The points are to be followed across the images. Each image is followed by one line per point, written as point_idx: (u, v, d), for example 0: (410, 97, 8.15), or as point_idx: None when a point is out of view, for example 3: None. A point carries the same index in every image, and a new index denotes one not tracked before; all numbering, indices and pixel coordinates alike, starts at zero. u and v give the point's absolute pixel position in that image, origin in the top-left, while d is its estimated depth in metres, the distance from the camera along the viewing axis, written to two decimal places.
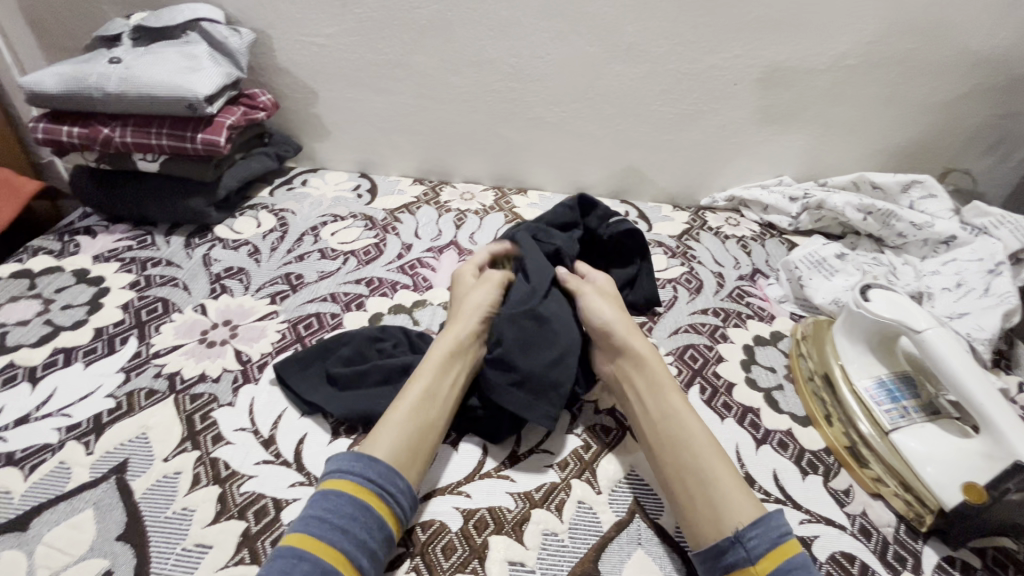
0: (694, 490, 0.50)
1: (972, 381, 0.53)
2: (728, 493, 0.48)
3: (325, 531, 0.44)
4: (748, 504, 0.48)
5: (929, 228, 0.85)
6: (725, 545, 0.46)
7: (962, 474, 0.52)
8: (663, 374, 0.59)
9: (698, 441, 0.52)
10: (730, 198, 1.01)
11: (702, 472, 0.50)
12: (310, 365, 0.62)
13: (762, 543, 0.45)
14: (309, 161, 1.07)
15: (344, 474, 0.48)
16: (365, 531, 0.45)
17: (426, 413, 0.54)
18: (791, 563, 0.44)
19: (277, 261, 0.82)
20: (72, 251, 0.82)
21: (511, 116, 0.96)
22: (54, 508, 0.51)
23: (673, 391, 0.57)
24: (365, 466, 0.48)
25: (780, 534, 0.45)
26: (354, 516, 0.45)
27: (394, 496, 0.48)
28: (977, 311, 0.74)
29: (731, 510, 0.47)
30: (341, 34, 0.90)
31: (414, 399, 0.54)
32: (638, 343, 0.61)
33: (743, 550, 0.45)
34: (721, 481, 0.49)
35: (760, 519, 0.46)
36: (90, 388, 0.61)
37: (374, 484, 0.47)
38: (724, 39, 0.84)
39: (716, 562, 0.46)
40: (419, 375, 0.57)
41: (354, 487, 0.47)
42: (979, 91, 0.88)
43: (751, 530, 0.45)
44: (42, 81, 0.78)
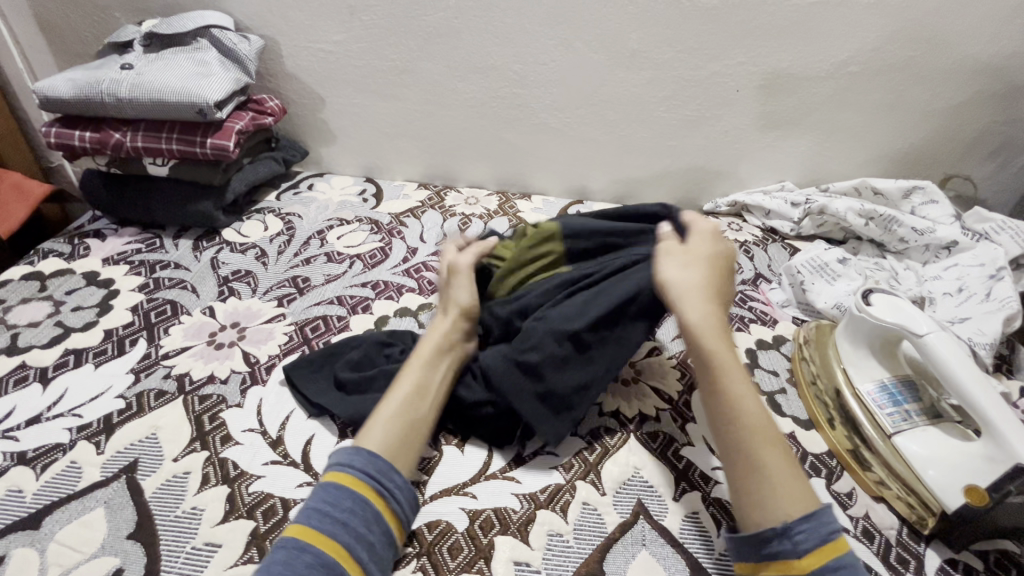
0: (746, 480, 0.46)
1: (973, 384, 0.53)
2: (781, 486, 0.45)
3: (326, 525, 0.45)
4: (796, 496, 0.45)
5: (931, 233, 0.86)
6: (769, 535, 0.44)
7: (965, 477, 0.52)
8: (717, 345, 0.51)
9: (756, 428, 0.48)
10: (733, 203, 1.01)
11: (755, 460, 0.46)
12: (319, 368, 0.63)
13: (812, 538, 0.43)
14: (316, 165, 1.08)
15: (345, 468, 0.49)
16: (364, 525, 0.46)
17: (416, 411, 0.54)
18: (838, 562, 0.42)
19: (284, 264, 0.83)
20: (82, 254, 0.83)
21: (515, 122, 0.97)
22: (65, 507, 0.51)
23: (729, 365, 0.51)
24: (364, 462, 0.49)
25: (829, 531, 0.43)
26: (354, 511, 0.46)
27: (391, 492, 0.49)
28: (978, 316, 0.75)
29: (775, 502, 0.45)
30: (349, 40, 0.91)
31: (405, 397, 0.55)
32: (696, 308, 0.53)
33: (790, 541, 0.43)
34: (776, 471, 0.46)
35: (812, 514, 0.44)
36: (101, 389, 0.62)
37: (372, 480, 0.48)
38: (726, 47, 0.86)
39: (756, 549, 0.44)
40: (409, 369, 0.57)
41: (353, 481, 0.48)
42: (980, 97, 0.89)
43: (801, 524, 0.43)
44: (56, 87, 0.80)
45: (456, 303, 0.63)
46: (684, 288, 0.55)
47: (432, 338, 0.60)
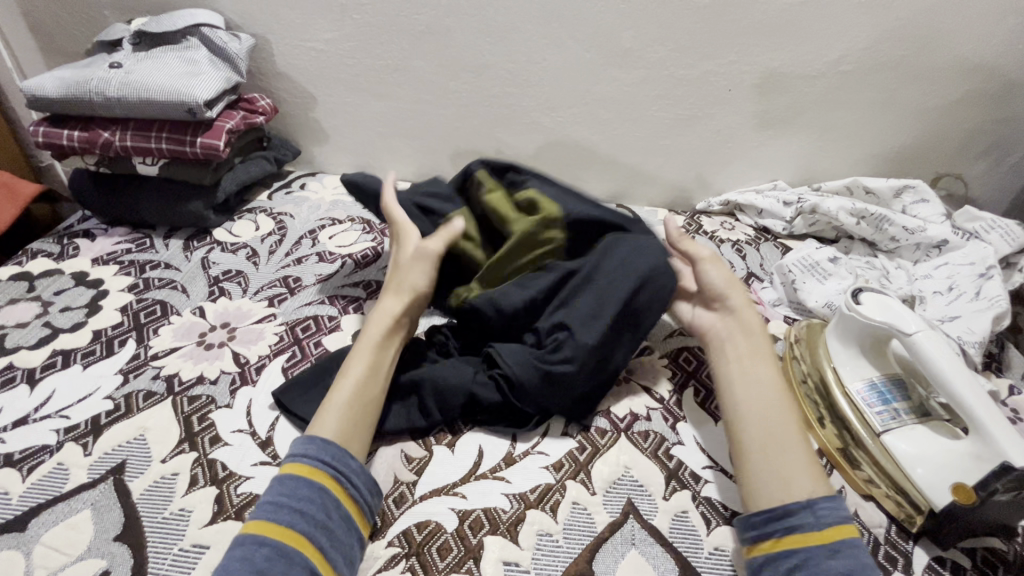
0: (774, 456, 0.50)
1: (960, 384, 0.54)
2: (807, 464, 0.50)
3: (282, 515, 0.46)
4: (817, 477, 0.49)
5: (922, 232, 0.86)
6: (796, 507, 0.47)
7: (952, 475, 0.52)
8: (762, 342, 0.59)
9: (787, 410, 0.53)
10: (725, 202, 1.01)
11: (786, 438, 0.51)
12: (310, 387, 0.60)
13: (831, 514, 0.46)
14: (309, 164, 1.08)
15: (301, 458, 0.49)
16: (321, 512, 0.46)
17: (370, 391, 0.55)
18: (852, 541, 0.45)
19: (275, 264, 0.82)
20: (71, 254, 0.82)
21: (508, 121, 0.97)
22: (51, 509, 0.51)
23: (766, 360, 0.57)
24: (318, 449, 0.50)
25: (845, 513, 0.47)
26: (310, 499, 0.47)
27: (347, 477, 0.49)
28: (968, 314, 0.75)
29: (804, 478, 0.49)
30: (340, 39, 0.91)
31: (359, 378, 0.55)
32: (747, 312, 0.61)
33: (813, 514, 0.46)
34: (802, 450, 0.51)
35: (832, 494, 0.48)
36: (89, 390, 0.62)
37: (327, 466, 0.49)
38: (718, 46, 0.86)
39: (776, 522, 0.47)
40: (358, 353, 0.58)
41: (308, 470, 0.49)
42: (971, 96, 0.89)
43: (824, 501, 0.47)
44: (43, 85, 0.79)
45: (405, 282, 0.63)
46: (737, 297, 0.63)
47: (381, 316, 0.61)
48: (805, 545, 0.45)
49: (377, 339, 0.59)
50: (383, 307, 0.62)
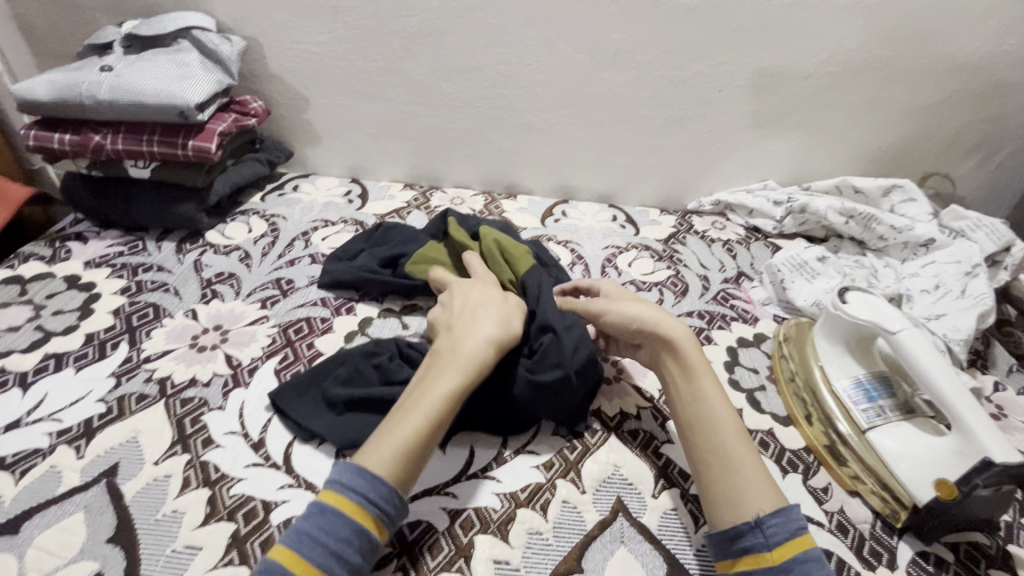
0: (717, 473, 0.50)
1: (944, 381, 0.55)
2: (752, 480, 0.49)
3: (319, 555, 0.43)
4: (768, 491, 0.48)
5: (910, 231, 0.87)
6: (743, 530, 0.47)
7: (934, 471, 0.53)
8: (696, 359, 0.57)
9: (722, 427, 0.52)
10: (717, 202, 1.03)
11: (724, 456, 0.51)
12: (305, 392, 0.61)
13: (782, 531, 0.45)
14: (301, 166, 1.08)
15: (350, 496, 0.46)
16: (358, 555, 0.44)
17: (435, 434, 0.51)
18: (806, 556, 0.44)
19: (268, 266, 0.83)
20: (63, 257, 0.82)
21: (501, 122, 0.98)
22: (44, 512, 0.51)
23: (706, 376, 0.56)
24: (367, 486, 0.46)
25: (798, 526, 0.46)
26: (352, 542, 0.44)
27: (388, 517, 0.47)
28: (954, 312, 0.76)
29: (749, 495, 0.48)
30: (332, 41, 0.91)
31: (433, 419, 0.50)
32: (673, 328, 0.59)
33: (761, 536, 0.46)
34: (743, 466, 0.50)
35: (782, 509, 0.47)
36: (81, 393, 0.62)
37: (375, 508, 0.46)
38: (709, 47, 0.86)
39: (731, 545, 0.47)
40: (440, 384, 0.52)
41: (355, 509, 0.45)
42: (958, 96, 0.90)
43: (772, 518, 0.46)
44: (34, 88, 0.79)
45: (513, 324, 0.59)
46: (655, 317, 0.60)
47: (484, 350, 0.56)
48: (756, 568, 0.45)
49: (471, 382, 0.54)
50: (492, 342, 0.56)
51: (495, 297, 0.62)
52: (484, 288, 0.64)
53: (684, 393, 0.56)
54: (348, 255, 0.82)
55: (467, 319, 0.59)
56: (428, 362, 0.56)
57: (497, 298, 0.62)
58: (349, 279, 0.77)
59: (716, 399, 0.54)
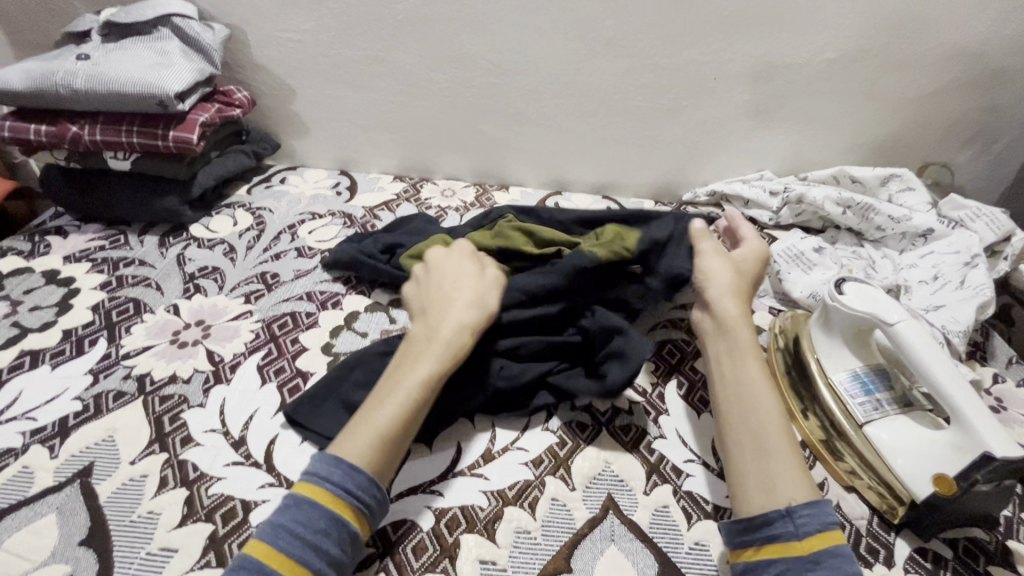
0: (753, 456, 0.49)
1: (943, 373, 0.53)
2: (789, 466, 0.48)
3: (295, 547, 0.43)
4: (803, 481, 0.47)
5: (908, 221, 0.85)
6: (773, 518, 0.45)
7: (933, 466, 0.52)
8: (746, 338, 0.58)
9: (767, 412, 0.51)
10: (712, 193, 1.00)
11: (763, 440, 0.50)
12: (324, 399, 0.58)
13: (813, 522, 0.44)
14: (289, 158, 1.06)
15: (324, 485, 0.46)
16: (337, 547, 0.44)
17: (409, 419, 0.51)
18: (837, 550, 0.43)
19: (253, 259, 0.81)
20: (42, 251, 0.80)
21: (491, 112, 0.96)
22: (14, 514, 0.50)
23: (752, 355, 0.56)
24: (343, 477, 0.46)
25: (828, 521, 0.44)
26: (328, 531, 0.44)
27: (368, 507, 0.47)
28: (952, 303, 0.74)
29: (785, 481, 0.47)
30: (317, 29, 0.89)
31: (404, 406, 0.51)
32: (730, 304, 0.60)
33: (792, 525, 0.44)
34: (781, 452, 0.49)
35: (815, 500, 0.45)
36: (57, 391, 0.60)
37: (349, 497, 0.46)
38: (702, 34, 0.84)
39: (753, 533, 0.46)
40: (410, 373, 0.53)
41: (330, 499, 0.45)
42: (958, 84, 0.88)
43: (805, 509, 0.45)
44: (7, 77, 0.77)
45: (485, 306, 0.60)
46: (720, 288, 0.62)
47: (460, 336, 0.56)
48: (782, 557, 0.43)
49: (448, 366, 0.54)
50: (466, 324, 0.57)
51: (472, 275, 0.62)
52: (466, 262, 0.64)
53: (730, 377, 0.55)
54: (356, 238, 0.81)
55: (442, 300, 0.60)
56: (405, 347, 0.57)
57: (472, 274, 0.62)
58: (346, 262, 0.76)
59: (763, 388, 0.53)
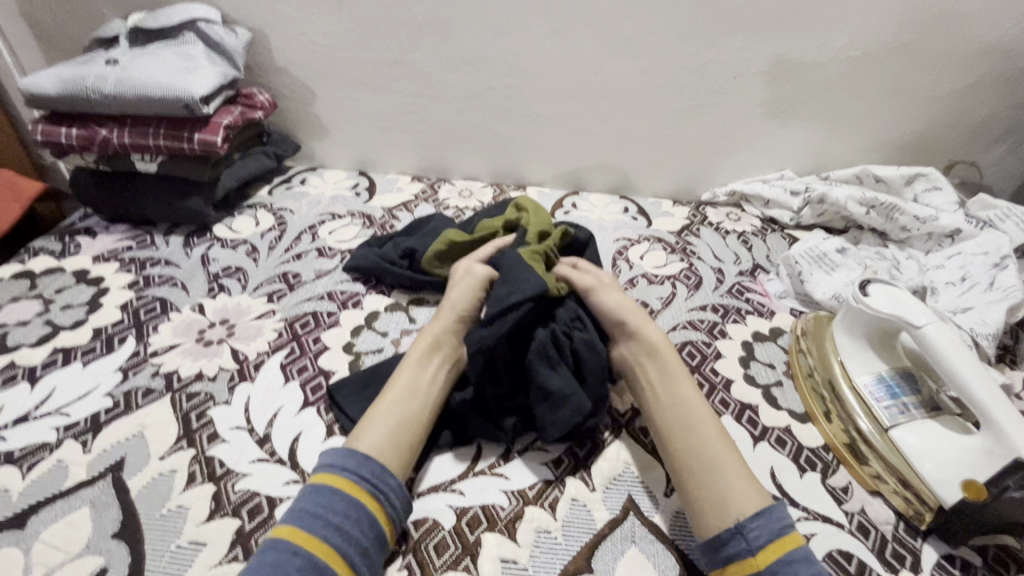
0: (695, 479, 0.50)
1: (972, 378, 0.52)
2: (735, 485, 0.49)
3: (318, 527, 0.45)
4: (755, 496, 0.48)
5: (934, 221, 0.83)
6: (725, 538, 0.46)
7: (961, 471, 0.51)
8: (675, 362, 0.59)
9: (708, 431, 0.53)
10: (732, 193, 1.00)
11: (708, 460, 0.51)
12: (363, 392, 0.60)
13: (763, 534, 0.45)
14: (309, 160, 1.07)
15: (340, 472, 0.49)
16: (357, 528, 0.46)
17: (410, 409, 0.55)
18: (792, 556, 0.44)
19: (275, 259, 0.82)
20: (72, 251, 0.82)
21: (508, 113, 0.96)
22: (51, 506, 0.51)
23: (685, 378, 0.58)
24: (359, 465, 0.49)
25: (781, 527, 0.46)
26: (348, 514, 0.46)
27: (385, 496, 0.48)
28: (981, 305, 0.73)
29: (737, 501, 0.48)
30: (338, 32, 0.90)
31: (393, 400, 0.55)
32: (651, 330, 0.61)
33: (744, 541, 0.45)
34: (727, 471, 0.50)
35: (762, 511, 0.47)
36: (88, 388, 0.62)
37: (366, 482, 0.48)
38: (723, 33, 0.83)
39: (717, 553, 0.46)
40: (398, 374, 0.58)
41: (347, 484, 0.48)
42: (986, 81, 0.86)
43: (753, 522, 0.46)
44: (40, 83, 0.79)
45: (461, 302, 0.64)
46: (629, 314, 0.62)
47: (441, 332, 0.62)
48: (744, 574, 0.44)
49: (427, 357, 0.59)
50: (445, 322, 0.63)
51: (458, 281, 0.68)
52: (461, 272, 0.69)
53: (665, 401, 0.56)
54: (379, 241, 0.82)
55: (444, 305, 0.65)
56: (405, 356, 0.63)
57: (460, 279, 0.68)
58: (368, 267, 0.77)
59: (699, 408, 0.55)
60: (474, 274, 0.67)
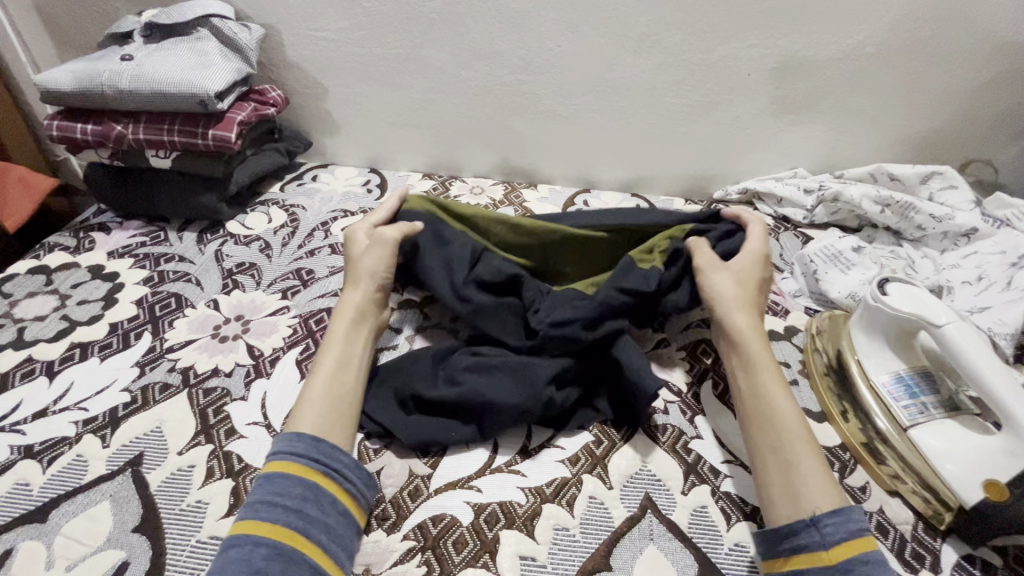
0: (775, 467, 0.50)
1: (994, 377, 0.52)
2: (812, 477, 0.48)
3: (275, 514, 0.45)
4: (830, 491, 0.47)
5: (950, 220, 0.83)
6: (798, 528, 0.45)
7: (984, 471, 0.51)
8: (759, 351, 0.57)
9: (786, 423, 0.51)
10: (744, 190, 0.98)
11: (783, 452, 0.50)
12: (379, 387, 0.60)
13: (840, 531, 0.44)
14: (320, 156, 1.07)
15: (290, 458, 0.49)
16: (317, 509, 0.46)
17: (343, 383, 0.56)
18: (867, 557, 0.43)
19: (288, 256, 0.82)
20: (87, 247, 0.83)
21: (521, 109, 0.96)
22: (71, 500, 0.51)
23: (768, 367, 0.56)
24: (310, 448, 0.49)
25: (857, 527, 0.45)
26: (306, 497, 0.47)
27: (339, 473, 0.49)
28: (999, 305, 0.72)
29: (809, 493, 0.47)
30: (351, 28, 0.89)
31: (328, 374, 0.56)
32: (740, 317, 0.60)
33: (817, 534, 0.44)
34: (803, 461, 0.49)
35: (840, 510, 0.45)
36: (106, 382, 0.62)
37: (318, 464, 0.49)
38: (737, 29, 0.83)
39: (780, 543, 0.46)
40: (327, 348, 0.58)
41: (300, 469, 0.48)
42: (1005, 78, 0.86)
43: (830, 518, 0.45)
44: (57, 79, 0.79)
45: (376, 269, 0.65)
46: (724, 298, 0.62)
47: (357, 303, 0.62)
48: (810, 567, 0.44)
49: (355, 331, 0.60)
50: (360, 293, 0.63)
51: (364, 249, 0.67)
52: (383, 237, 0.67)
53: (745, 390, 0.55)
54: None
55: (359, 276, 0.65)
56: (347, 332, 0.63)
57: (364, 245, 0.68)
58: None
59: (779, 398, 0.53)
60: (383, 238, 0.67)
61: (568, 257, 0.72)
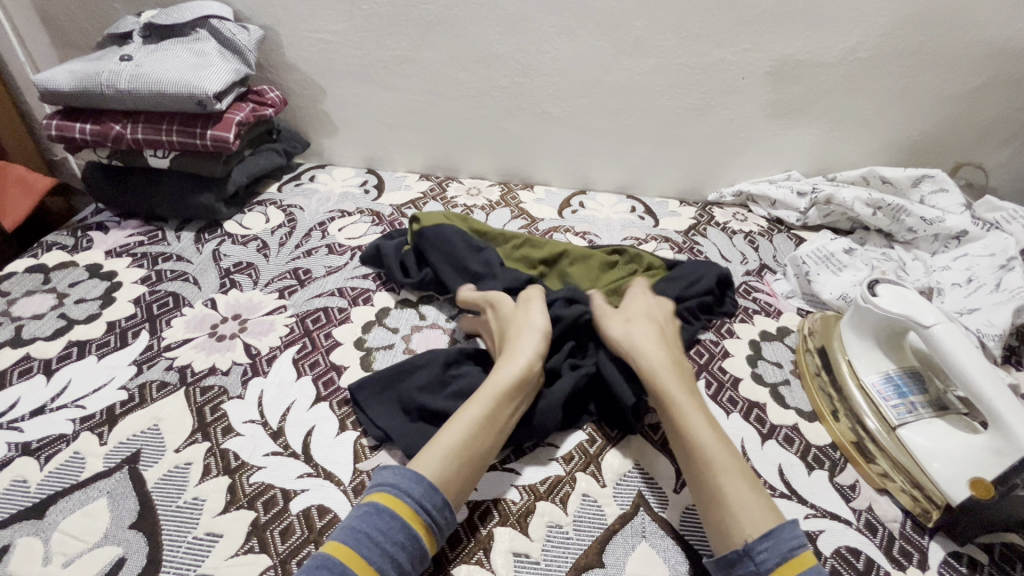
0: (709, 504, 0.49)
1: (979, 375, 0.53)
2: (743, 507, 0.47)
3: (373, 555, 0.43)
4: (761, 514, 0.46)
5: (940, 223, 0.84)
6: (733, 559, 0.45)
7: (970, 470, 0.51)
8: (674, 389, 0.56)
9: (712, 459, 0.50)
10: (738, 193, 1.01)
11: (713, 491, 0.49)
12: (385, 389, 0.60)
13: (772, 556, 0.44)
14: (317, 156, 1.08)
15: (404, 497, 0.46)
16: (409, 562, 0.44)
17: (482, 442, 0.51)
18: None
19: (286, 256, 0.83)
20: (85, 246, 0.83)
21: (517, 111, 0.96)
22: (68, 496, 0.52)
23: (688, 403, 0.55)
24: (424, 494, 0.46)
25: (788, 549, 0.44)
26: (404, 547, 0.44)
27: (439, 527, 0.47)
28: (988, 306, 0.73)
29: (741, 523, 0.46)
30: (349, 30, 0.90)
31: (472, 427, 0.51)
32: (649, 355, 0.59)
33: (751, 564, 0.44)
34: (738, 489, 0.48)
35: (771, 530, 0.45)
36: (103, 380, 0.63)
37: (427, 515, 0.46)
38: (731, 33, 0.84)
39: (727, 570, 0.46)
40: (477, 399, 0.54)
41: (408, 513, 0.45)
42: (994, 83, 0.87)
43: (760, 544, 0.44)
44: (55, 78, 0.80)
45: (540, 329, 0.61)
46: (631, 338, 0.61)
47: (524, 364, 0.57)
48: None
49: (515, 395, 0.55)
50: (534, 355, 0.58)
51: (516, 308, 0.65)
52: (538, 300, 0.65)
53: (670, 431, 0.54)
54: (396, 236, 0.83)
55: (523, 329, 0.61)
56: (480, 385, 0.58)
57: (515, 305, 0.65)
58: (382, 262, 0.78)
59: (702, 433, 0.52)
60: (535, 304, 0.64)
61: (574, 265, 0.76)
